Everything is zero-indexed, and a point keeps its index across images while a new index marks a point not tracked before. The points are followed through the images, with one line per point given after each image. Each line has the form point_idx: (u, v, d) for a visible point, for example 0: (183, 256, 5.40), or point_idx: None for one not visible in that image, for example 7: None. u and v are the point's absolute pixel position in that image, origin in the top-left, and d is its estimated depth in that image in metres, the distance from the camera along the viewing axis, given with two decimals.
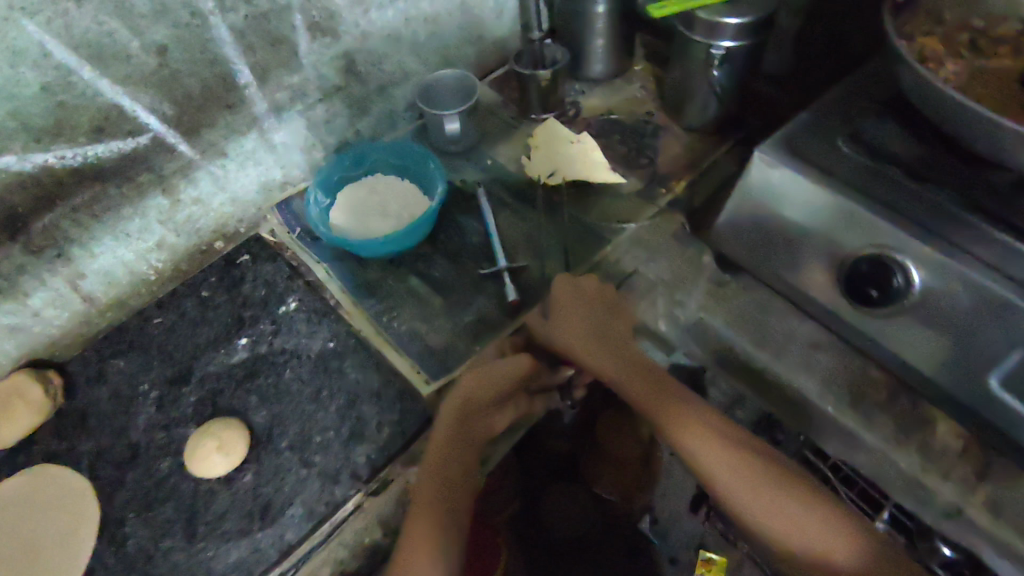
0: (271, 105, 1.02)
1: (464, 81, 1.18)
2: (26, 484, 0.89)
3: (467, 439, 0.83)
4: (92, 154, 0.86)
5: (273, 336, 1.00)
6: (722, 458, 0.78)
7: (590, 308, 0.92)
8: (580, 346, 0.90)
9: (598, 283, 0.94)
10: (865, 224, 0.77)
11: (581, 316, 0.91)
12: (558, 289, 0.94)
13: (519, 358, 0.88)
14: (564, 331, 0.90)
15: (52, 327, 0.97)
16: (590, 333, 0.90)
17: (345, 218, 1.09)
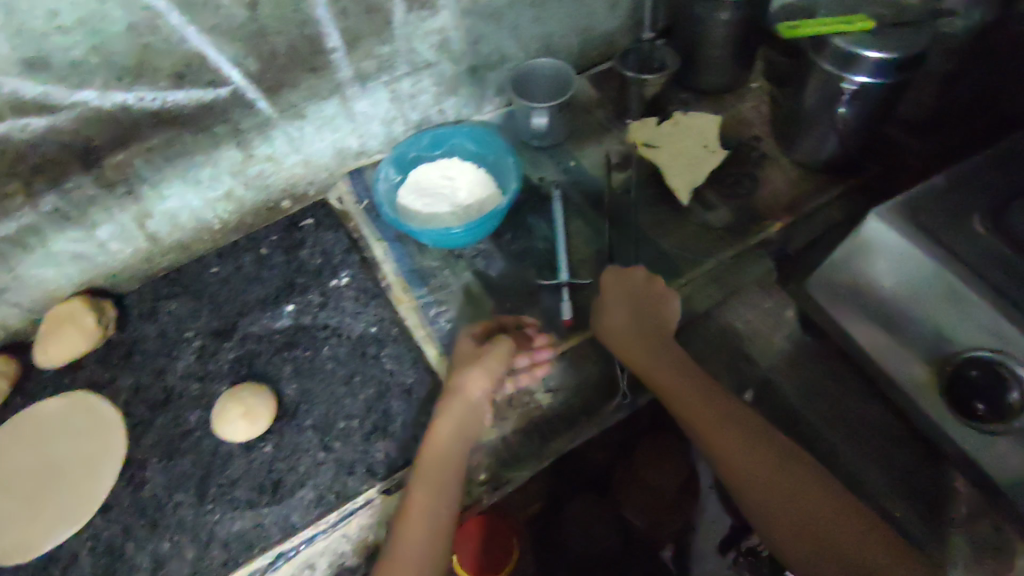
0: (357, 73, 0.98)
1: (561, 73, 1.12)
2: (65, 407, 0.91)
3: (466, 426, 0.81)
4: (170, 99, 0.86)
5: (319, 309, 0.98)
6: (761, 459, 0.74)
7: (637, 303, 0.88)
8: (632, 346, 0.84)
9: (652, 284, 0.89)
10: (968, 304, 0.67)
11: (634, 314, 0.86)
12: (611, 286, 0.90)
13: (491, 346, 0.85)
14: (619, 327, 0.85)
15: (116, 259, 0.99)
16: (635, 333, 0.85)
17: (414, 200, 1.05)
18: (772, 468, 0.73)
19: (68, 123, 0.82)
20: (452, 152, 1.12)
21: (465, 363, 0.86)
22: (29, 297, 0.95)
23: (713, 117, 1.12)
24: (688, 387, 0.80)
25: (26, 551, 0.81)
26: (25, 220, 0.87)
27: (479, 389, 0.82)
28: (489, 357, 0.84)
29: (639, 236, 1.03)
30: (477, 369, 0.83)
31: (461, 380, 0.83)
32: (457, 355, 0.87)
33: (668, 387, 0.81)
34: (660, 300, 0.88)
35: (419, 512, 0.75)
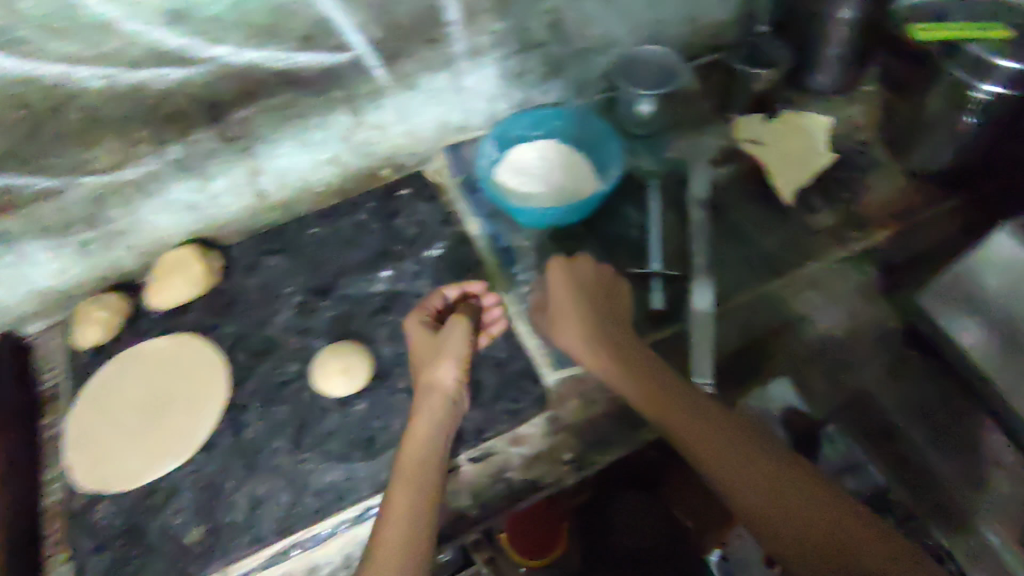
0: (469, 48, 0.99)
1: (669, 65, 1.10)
2: (170, 346, 0.96)
3: (443, 417, 0.80)
4: (293, 61, 0.88)
5: (415, 277, 1.00)
6: (747, 466, 0.70)
7: (588, 297, 0.88)
8: (591, 343, 0.84)
9: (601, 278, 0.91)
10: None
11: (588, 308, 0.87)
12: (559, 283, 0.91)
13: (445, 329, 0.85)
14: (575, 327, 0.86)
15: (225, 211, 1.03)
16: (589, 328, 0.85)
17: (512, 178, 1.06)
18: (753, 470, 0.70)
19: (201, 77, 0.85)
20: (553, 133, 1.12)
21: (424, 350, 0.86)
22: (145, 240, 1.00)
23: (824, 120, 1.10)
24: (660, 394, 0.77)
25: (131, 480, 0.86)
26: (151, 166, 0.91)
27: (441, 374, 0.82)
28: (447, 341, 0.84)
29: (736, 233, 1.02)
30: (442, 355, 0.83)
31: (426, 366, 0.84)
32: (416, 348, 0.87)
33: (632, 391, 0.79)
34: (611, 292, 0.90)
35: (399, 501, 0.72)
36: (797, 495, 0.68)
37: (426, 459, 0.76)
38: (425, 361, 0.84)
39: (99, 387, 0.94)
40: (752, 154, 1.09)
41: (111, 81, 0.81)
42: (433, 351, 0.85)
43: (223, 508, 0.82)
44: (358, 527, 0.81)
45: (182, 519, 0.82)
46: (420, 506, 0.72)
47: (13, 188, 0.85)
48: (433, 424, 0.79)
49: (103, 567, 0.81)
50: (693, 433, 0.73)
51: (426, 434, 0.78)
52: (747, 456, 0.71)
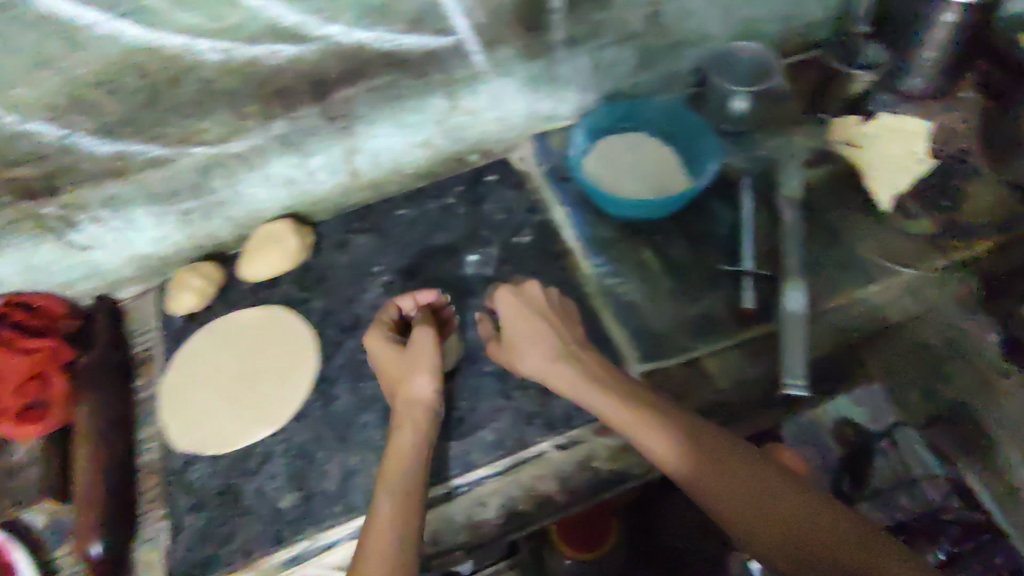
0: (569, 37, 0.99)
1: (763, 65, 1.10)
2: (260, 318, 0.98)
3: (421, 426, 0.78)
4: (402, 43, 0.89)
5: (502, 263, 1.02)
6: (728, 470, 0.69)
7: (545, 319, 0.86)
8: (555, 364, 0.81)
9: (554, 303, 0.89)
10: None
11: (546, 330, 0.84)
12: (510, 308, 0.88)
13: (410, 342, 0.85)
14: (533, 352, 0.83)
15: (318, 188, 1.04)
16: (551, 350, 0.83)
17: (599, 169, 1.06)
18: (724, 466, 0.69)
19: (312, 55, 0.85)
20: (642, 125, 1.11)
21: (387, 367, 0.84)
22: (241, 213, 1.02)
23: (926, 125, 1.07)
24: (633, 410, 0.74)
25: (226, 445, 0.88)
26: (256, 140, 0.93)
27: (412, 386, 0.80)
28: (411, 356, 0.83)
29: (827, 236, 1.01)
30: (415, 368, 0.82)
31: (396, 379, 0.82)
32: (384, 363, 0.85)
33: (606, 407, 0.76)
34: (564, 316, 0.88)
35: (384, 513, 0.69)
36: (777, 496, 0.67)
37: (400, 470, 0.73)
38: (396, 375, 0.83)
39: (192, 352, 0.96)
40: (847, 159, 1.08)
41: (226, 53, 0.81)
42: (402, 366, 0.83)
43: (313, 477, 0.84)
44: (446, 504, 0.84)
45: (274, 484, 0.85)
46: (406, 515, 0.69)
47: (127, 155, 0.87)
48: (414, 437, 0.76)
49: (199, 525, 0.84)
50: (671, 444, 0.71)
51: (407, 444, 0.76)
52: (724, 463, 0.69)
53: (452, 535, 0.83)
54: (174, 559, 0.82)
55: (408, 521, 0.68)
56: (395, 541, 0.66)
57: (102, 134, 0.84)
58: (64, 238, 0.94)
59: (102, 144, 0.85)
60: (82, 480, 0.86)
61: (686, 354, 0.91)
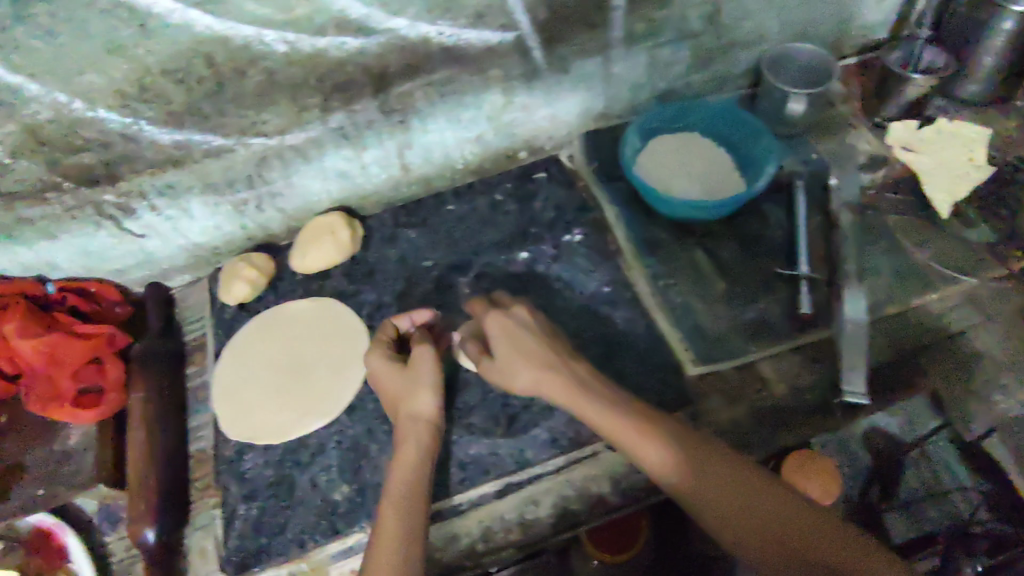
0: (627, 35, 0.98)
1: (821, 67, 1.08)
2: (312, 310, 0.98)
3: (425, 439, 0.76)
4: (463, 37, 0.89)
5: (553, 261, 1.01)
6: (710, 468, 0.68)
7: (532, 331, 0.82)
8: (546, 380, 0.78)
9: (540, 317, 0.85)
10: None
11: (534, 344, 0.81)
12: (497, 322, 0.84)
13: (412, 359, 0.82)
14: (521, 368, 0.79)
15: (369, 182, 1.04)
16: (538, 364, 0.79)
17: (653, 171, 1.04)
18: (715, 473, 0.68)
19: (376, 47, 0.86)
20: (695, 125, 1.09)
21: (385, 379, 0.83)
22: (293, 205, 1.03)
23: (983, 133, 1.07)
24: (617, 415, 0.73)
25: (279, 435, 0.88)
26: (314, 132, 0.93)
27: (415, 400, 0.79)
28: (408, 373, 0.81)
29: (886, 241, 0.99)
30: (416, 385, 0.80)
31: (397, 393, 0.81)
32: (382, 382, 0.83)
33: (595, 415, 0.74)
34: (551, 329, 0.84)
35: (391, 524, 0.68)
36: (757, 491, 0.66)
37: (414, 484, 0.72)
38: (397, 394, 0.81)
39: (243, 342, 0.96)
40: (906, 163, 1.06)
41: (292, 46, 0.82)
42: (404, 383, 0.81)
43: (367, 470, 0.84)
44: (499, 501, 0.84)
45: (328, 476, 0.85)
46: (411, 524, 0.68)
47: (188, 145, 0.87)
48: (422, 452, 0.75)
49: (253, 515, 0.84)
50: (653, 446, 0.70)
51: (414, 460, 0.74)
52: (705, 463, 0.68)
53: (506, 533, 0.82)
54: (229, 548, 0.82)
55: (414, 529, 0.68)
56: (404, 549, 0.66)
57: (165, 123, 0.84)
58: (120, 225, 0.94)
59: (165, 133, 0.85)
60: (135, 465, 0.86)
61: (743, 356, 0.91)
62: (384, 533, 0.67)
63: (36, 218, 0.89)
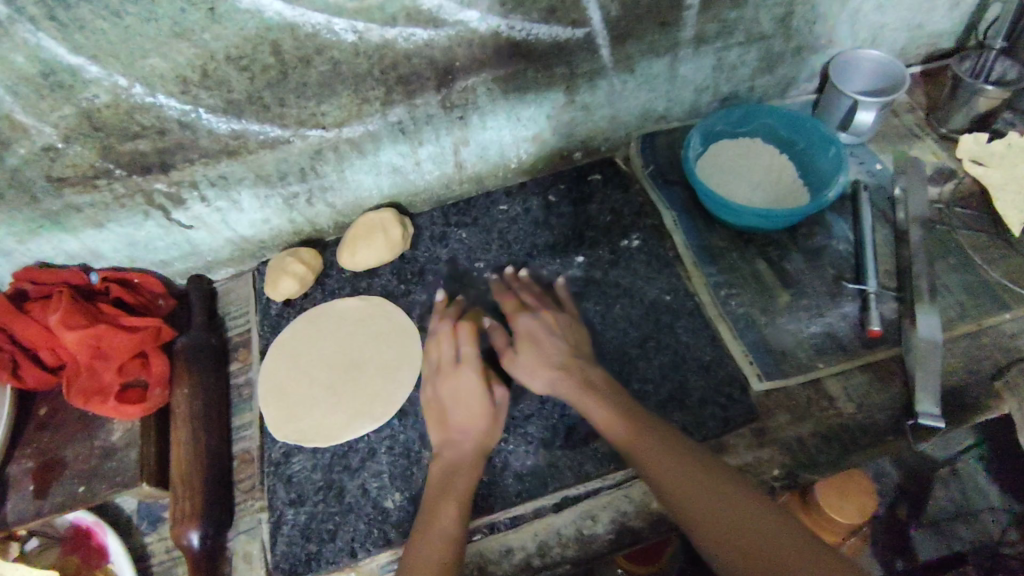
0: (697, 34, 0.95)
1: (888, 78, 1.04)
2: (360, 309, 0.95)
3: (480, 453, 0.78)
4: (533, 32, 0.86)
5: (610, 266, 0.98)
6: (697, 474, 0.66)
7: (556, 335, 0.83)
8: (563, 381, 0.78)
9: (563, 321, 0.86)
10: None
11: (554, 348, 0.81)
12: (526, 326, 0.84)
13: (457, 369, 0.82)
14: (536, 372, 0.80)
15: (423, 179, 1.01)
16: (555, 367, 0.79)
17: (715, 176, 1.00)
18: (701, 475, 0.66)
19: (444, 39, 0.83)
20: (755, 130, 1.06)
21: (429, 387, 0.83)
22: (344, 200, 1.00)
23: None
24: (625, 422, 0.73)
25: (329, 438, 0.85)
26: (372, 126, 0.90)
27: (457, 410, 0.79)
28: (454, 383, 0.81)
29: (957, 256, 0.95)
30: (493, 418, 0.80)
31: (442, 397, 0.81)
32: (457, 398, 0.80)
33: (604, 420, 0.74)
34: (574, 335, 0.84)
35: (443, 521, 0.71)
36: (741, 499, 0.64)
37: (449, 486, 0.74)
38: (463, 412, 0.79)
39: (291, 338, 0.94)
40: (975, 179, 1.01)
41: (361, 36, 0.79)
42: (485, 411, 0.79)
43: (420, 478, 0.81)
44: (555, 514, 0.80)
45: (379, 483, 0.81)
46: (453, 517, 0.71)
47: (245, 134, 0.85)
48: (463, 455, 0.77)
49: (302, 521, 0.80)
50: (646, 444, 0.70)
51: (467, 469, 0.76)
52: (706, 479, 0.66)
53: (562, 549, 0.78)
54: (276, 555, 0.78)
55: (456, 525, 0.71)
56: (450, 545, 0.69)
57: (224, 111, 0.81)
58: (169, 215, 0.92)
59: (223, 121, 0.82)
60: (178, 465, 0.83)
61: (811, 372, 0.87)
62: (437, 529, 0.70)
63: (85, 205, 0.86)
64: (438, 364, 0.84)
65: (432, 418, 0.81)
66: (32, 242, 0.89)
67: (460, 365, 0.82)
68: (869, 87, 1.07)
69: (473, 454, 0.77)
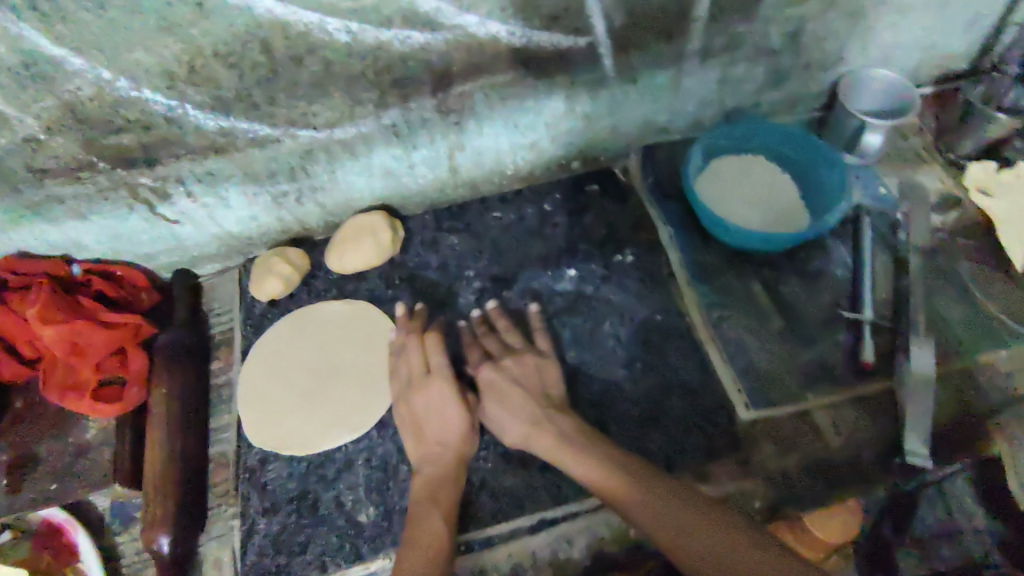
0: (704, 48, 0.92)
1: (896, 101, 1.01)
2: (346, 313, 0.93)
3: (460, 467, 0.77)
4: (534, 39, 0.84)
5: (602, 281, 0.96)
6: (656, 495, 0.67)
7: (523, 381, 0.80)
8: (535, 435, 0.76)
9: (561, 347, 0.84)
10: None
11: (521, 399, 0.78)
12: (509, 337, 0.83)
13: (427, 381, 0.80)
14: (509, 427, 0.78)
15: (415, 182, 0.99)
16: (524, 420, 0.77)
17: (715, 194, 0.98)
18: (656, 497, 0.67)
19: (441, 43, 0.80)
20: (760, 148, 1.03)
21: (402, 403, 0.82)
22: (334, 200, 0.97)
23: None
24: (601, 464, 0.71)
25: (306, 447, 0.83)
26: (365, 128, 0.87)
27: (435, 424, 0.79)
28: (427, 397, 0.80)
29: (957, 289, 0.93)
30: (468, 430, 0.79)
31: (416, 409, 0.80)
32: (431, 410, 0.79)
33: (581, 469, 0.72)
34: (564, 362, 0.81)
35: (430, 528, 0.71)
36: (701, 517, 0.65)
37: (434, 494, 0.74)
38: (440, 424, 0.78)
39: (275, 339, 0.92)
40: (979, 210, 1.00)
41: (355, 37, 0.76)
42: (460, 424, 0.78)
43: (396, 493, 0.80)
44: (530, 537, 0.79)
45: (354, 496, 0.81)
46: (438, 521, 0.72)
47: (232, 132, 0.82)
48: (446, 466, 0.76)
49: (274, 531, 0.80)
50: (600, 469, 0.71)
51: (449, 478, 0.76)
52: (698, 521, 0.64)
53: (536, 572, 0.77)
54: (246, 565, 0.78)
55: (443, 528, 0.72)
56: (438, 546, 0.70)
57: (212, 108, 0.79)
58: (154, 210, 0.89)
59: (210, 119, 0.80)
60: (154, 466, 0.82)
61: (798, 403, 0.85)
62: (424, 535, 0.71)
63: (67, 196, 0.84)
64: (409, 378, 0.83)
65: (409, 435, 0.80)
66: (13, 231, 0.87)
67: (430, 375, 0.81)
68: (883, 103, 1.03)
69: (453, 461, 0.77)
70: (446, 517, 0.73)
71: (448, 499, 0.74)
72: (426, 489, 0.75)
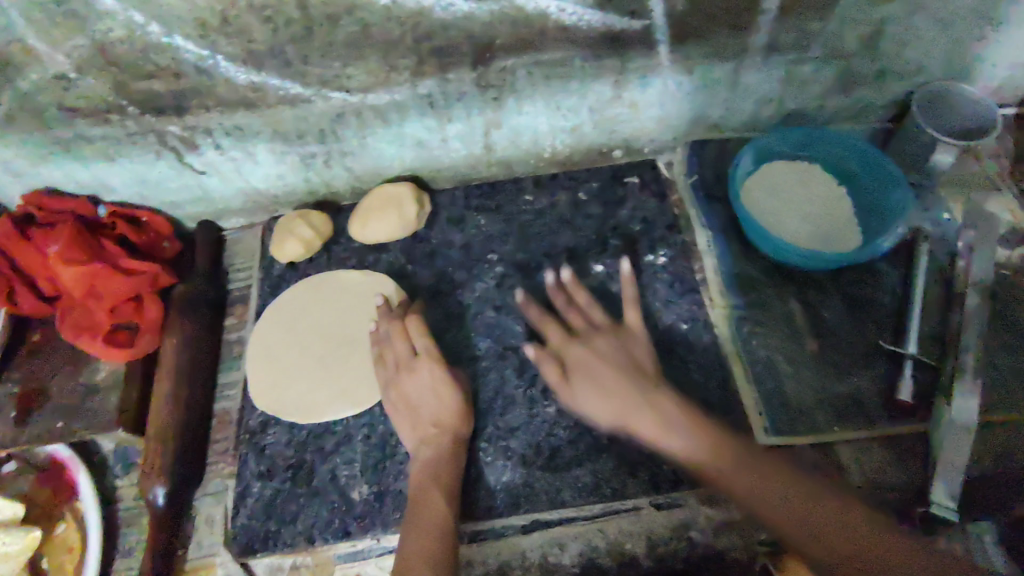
0: (769, 43, 0.85)
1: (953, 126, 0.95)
2: (356, 281, 0.91)
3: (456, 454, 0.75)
4: (586, 18, 0.78)
5: (630, 281, 0.91)
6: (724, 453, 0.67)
7: (612, 360, 0.75)
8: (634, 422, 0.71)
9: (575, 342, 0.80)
10: None
11: (612, 376, 0.74)
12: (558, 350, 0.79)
13: (418, 364, 0.78)
14: (601, 407, 0.73)
15: (448, 156, 0.96)
16: (626, 394, 0.72)
17: (761, 200, 0.91)
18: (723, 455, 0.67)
19: (484, 14, 0.76)
20: (816, 158, 0.96)
21: (395, 388, 0.79)
22: (363, 166, 0.95)
23: None
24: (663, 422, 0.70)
25: (306, 416, 0.82)
26: (399, 96, 0.84)
27: (432, 405, 0.76)
28: (417, 379, 0.77)
29: (1014, 333, 0.85)
30: (465, 414, 0.77)
31: (405, 395, 0.77)
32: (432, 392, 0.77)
33: (647, 429, 0.70)
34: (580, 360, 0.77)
35: (434, 511, 0.69)
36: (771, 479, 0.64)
37: (434, 476, 0.72)
38: (439, 408, 0.76)
39: (288, 302, 0.91)
40: None
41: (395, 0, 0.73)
42: (458, 410, 0.76)
43: (392, 474, 0.78)
44: (522, 537, 0.76)
45: (349, 472, 0.79)
46: (440, 504, 0.70)
47: (264, 88, 0.80)
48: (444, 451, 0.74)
49: (267, 496, 0.79)
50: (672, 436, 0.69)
51: (447, 466, 0.73)
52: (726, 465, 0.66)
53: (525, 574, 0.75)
54: (237, 525, 0.78)
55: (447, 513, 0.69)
56: (443, 531, 0.67)
57: (245, 61, 0.77)
58: (181, 158, 0.88)
59: (242, 72, 0.78)
60: (156, 418, 0.82)
61: (820, 436, 0.80)
62: (425, 519, 0.69)
63: (96, 137, 0.83)
64: (401, 362, 0.80)
65: (404, 422, 0.77)
66: (42, 167, 0.87)
67: (422, 357, 0.78)
68: (971, 117, 0.94)
69: (449, 445, 0.74)
70: (447, 503, 0.70)
71: (449, 484, 0.72)
72: (422, 474, 0.73)
